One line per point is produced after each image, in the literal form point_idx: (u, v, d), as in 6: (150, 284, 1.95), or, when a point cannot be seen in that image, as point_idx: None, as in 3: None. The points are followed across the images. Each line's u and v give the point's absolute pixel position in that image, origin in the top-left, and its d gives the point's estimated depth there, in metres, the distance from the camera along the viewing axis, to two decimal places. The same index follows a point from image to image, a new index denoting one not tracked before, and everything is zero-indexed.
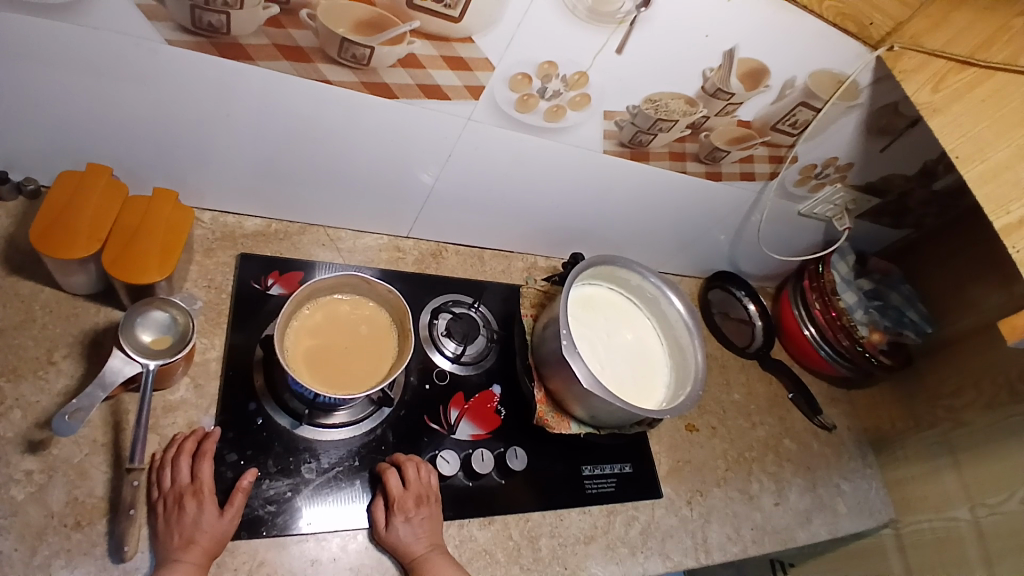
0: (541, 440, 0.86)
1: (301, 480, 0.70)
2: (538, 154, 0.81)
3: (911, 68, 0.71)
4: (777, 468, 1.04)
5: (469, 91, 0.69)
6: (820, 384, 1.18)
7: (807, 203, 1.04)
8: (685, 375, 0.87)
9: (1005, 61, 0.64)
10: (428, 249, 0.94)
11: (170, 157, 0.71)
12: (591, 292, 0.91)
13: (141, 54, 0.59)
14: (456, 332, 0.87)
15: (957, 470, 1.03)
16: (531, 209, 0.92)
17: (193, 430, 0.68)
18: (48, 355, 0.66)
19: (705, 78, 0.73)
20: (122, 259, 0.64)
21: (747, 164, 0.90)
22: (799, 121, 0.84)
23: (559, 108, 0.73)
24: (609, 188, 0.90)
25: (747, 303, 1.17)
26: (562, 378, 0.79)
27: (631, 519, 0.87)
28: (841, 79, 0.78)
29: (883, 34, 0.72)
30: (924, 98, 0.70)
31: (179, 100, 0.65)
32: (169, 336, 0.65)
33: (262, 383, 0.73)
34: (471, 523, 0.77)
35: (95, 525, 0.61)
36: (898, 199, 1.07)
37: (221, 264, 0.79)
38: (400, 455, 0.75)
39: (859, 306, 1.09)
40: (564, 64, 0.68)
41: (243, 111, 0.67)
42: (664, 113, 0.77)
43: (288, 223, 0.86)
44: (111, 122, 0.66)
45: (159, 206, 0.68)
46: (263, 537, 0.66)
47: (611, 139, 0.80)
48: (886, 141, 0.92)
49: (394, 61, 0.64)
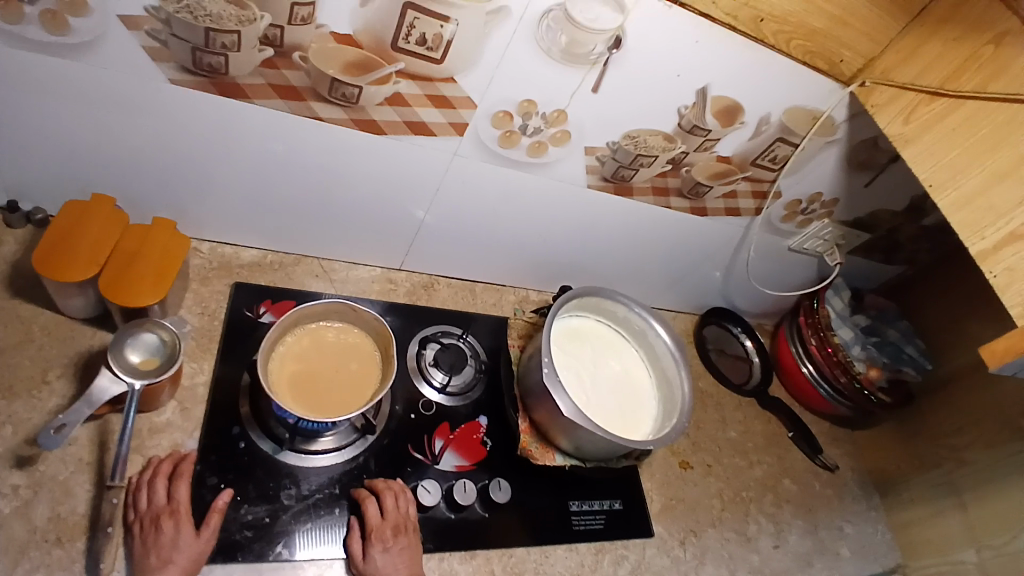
0: (527, 473, 0.85)
1: (280, 507, 0.70)
2: (524, 190, 0.84)
3: (883, 102, 0.75)
4: (775, 509, 1.01)
5: (454, 128, 0.72)
6: (820, 424, 1.16)
7: (797, 238, 1.05)
8: (673, 407, 0.87)
9: (973, 90, 0.65)
10: (420, 281, 0.97)
11: (171, 189, 0.75)
12: (578, 324, 0.92)
13: (148, 92, 0.64)
14: (444, 363, 0.87)
15: (963, 512, 1.00)
16: (519, 243, 0.94)
17: (169, 453, 0.69)
18: (42, 375, 0.68)
19: (680, 114, 0.76)
20: (118, 284, 0.67)
21: (732, 200, 0.93)
22: (778, 155, 0.87)
23: (540, 144, 0.76)
24: (596, 223, 0.92)
25: (744, 339, 1.18)
26: (546, 408, 0.79)
27: (620, 558, 0.85)
28: (817, 114, 0.82)
29: (854, 71, 0.77)
30: (897, 129, 0.72)
31: (177, 134, 0.69)
32: (156, 357, 0.67)
33: (248, 410, 0.75)
34: (452, 556, 0.76)
35: (75, 542, 0.62)
36: (888, 235, 1.08)
37: (216, 293, 0.82)
38: (379, 483, 0.74)
39: (856, 342, 1.08)
40: (543, 102, 0.71)
41: (240, 146, 0.72)
42: (643, 148, 0.80)
43: (284, 254, 0.89)
44: (119, 156, 0.70)
45: (158, 235, 0.72)
46: (240, 562, 0.66)
47: (594, 173, 0.83)
48: (869, 175, 0.94)
49: (382, 99, 0.68)
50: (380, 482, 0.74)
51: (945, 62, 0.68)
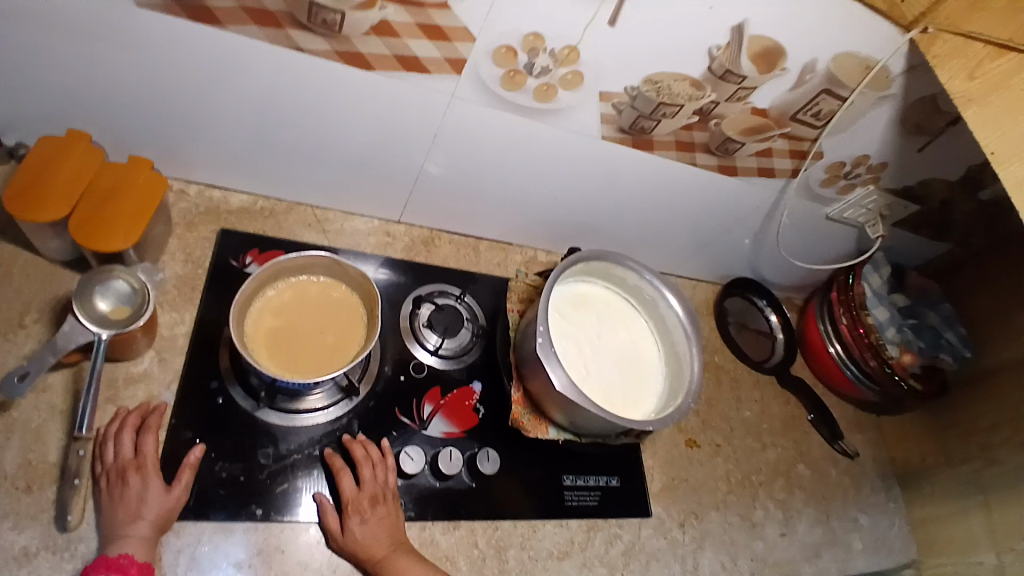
0: (519, 444, 0.80)
1: (255, 465, 0.67)
2: (531, 139, 0.76)
3: (945, 53, 0.64)
4: (786, 495, 0.95)
5: (450, 65, 0.65)
6: (844, 408, 1.08)
7: (836, 207, 0.95)
8: (680, 385, 0.80)
9: None
10: (420, 236, 0.91)
11: (151, 127, 0.70)
12: (584, 290, 0.85)
13: (110, 18, 0.58)
14: (438, 324, 0.83)
15: (986, 514, 0.91)
16: (527, 198, 0.87)
17: (139, 404, 0.66)
18: (18, 319, 0.66)
19: (711, 57, 0.67)
20: (87, 227, 0.63)
21: (765, 158, 0.83)
22: (823, 110, 0.76)
23: (549, 87, 0.68)
24: (611, 180, 0.84)
25: (768, 314, 1.09)
26: (541, 380, 0.74)
27: (613, 538, 0.81)
28: (869, 64, 0.70)
29: (916, 15, 0.65)
30: (959, 86, 0.63)
31: (156, 68, 0.63)
32: (127, 306, 0.64)
33: (226, 364, 0.71)
34: (434, 526, 0.72)
35: (45, 490, 0.60)
36: (941, 207, 0.96)
37: (201, 239, 0.77)
38: (355, 452, 0.70)
39: (890, 324, 0.99)
40: (551, 37, 0.63)
41: (217, 81, 0.65)
42: (667, 95, 0.70)
43: (275, 201, 0.83)
44: (91, 88, 0.65)
45: (133, 175, 0.68)
46: (212, 519, 0.64)
47: (610, 123, 0.74)
48: (925, 139, 0.83)
49: (367, 28, 0.60)
50: (356, 451, 0.70)
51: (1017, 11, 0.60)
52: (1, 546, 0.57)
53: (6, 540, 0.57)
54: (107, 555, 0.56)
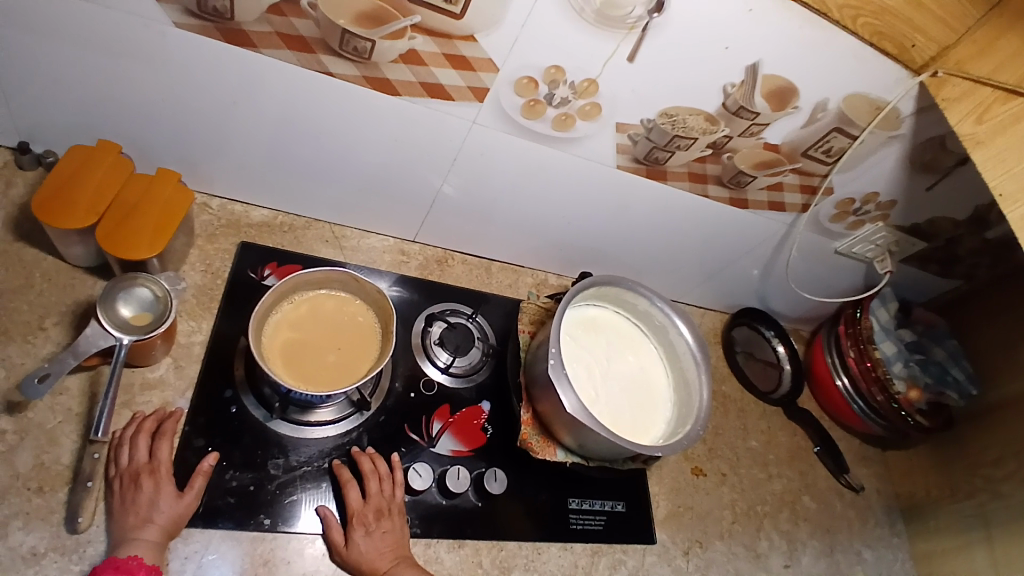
0: (525, 465, 0.81)
1: (266, 476, 0.68)
2: (547, 165, 0.78)
3: (956, 96, 0.66)
4: (791, 527, 0.95)
5: (473, 93, 0.67)
6: (849, 441, 1.08)
7: (846, 241, 0.96)
8: (688, 411, 0.81)
9: None
10: (434, 255, 0.92)
11: (180, 140, 0.73)
12: (594, 314, 0.86)
13: (151, 36, 0.61)
14: (449, 343, 0.84)
15: (989, 548, 0.91)
16: (541, 222, 0.88)
17: (156, 410, 0.67)
18: (39, 322, 0.68)
19: (726, 93, 0.69)
20: (115, 234, 0.65)
21: (776, 192, 0.85)
22: (834, 148, 0.78)
23: (567, 117, 0.70)
24: (623, 208, 0.86)
25: (775, 344, 1.08)
26: (550, 401, 0.75)
27: (617, 563, 0.81)
28: (880, 105, 0.73)
29: (927, 59, 0.67)
30: (967, 129, 0.64)
31: (188, 86, 0.66)
32: (149, 313, 0.65)
33: (242, 373, 0.73)
34: (439, 543, 0.72)
35: (56, 492, 0.61)
36: (948, 245, 0.97)
37: (221, 251, 0.79)
38: (363, 465, 0.71)
39: (897, 358, 0.99)
40: (572, 70, 0.65)
41: (248, 99, 0.68)
42: (682, 129, 0.72)
43: (294, 217, 0.86)
44: (126, 102, 0.68)
45: (161, 186, 0.70)
46: (219, 528, 0.64)
47: (624, 153, 0.76)
48: (934, 178, 0.84)
49: (396, 56, 0.63)
50: (364, 464, 0.70)
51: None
52: (11, 547, 0.58)
53: (15, 540, 0.58)
54: (116, 556, 0.57)
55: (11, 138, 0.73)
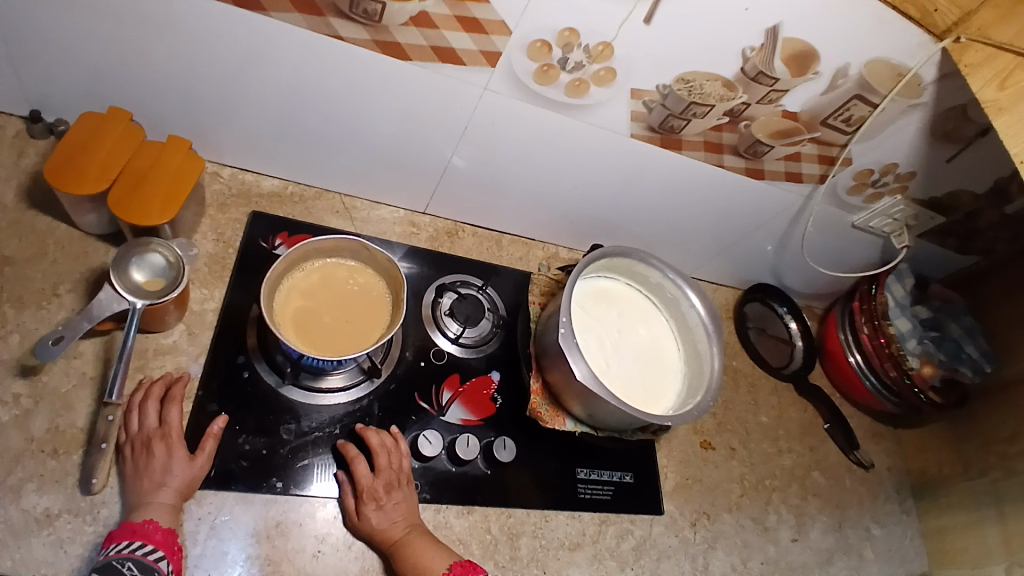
0: (534, 435, 0.81)
1: (278, 440, 0.69)
2: (560, 133, 0.76)
3: (978, 62, 0.63)
4: (800, 501, 0.95)
5: (485, 58, 0.66)
6: (861, 418, 1.07)
7: (863, 214, 0.94)
8: (699, 383, 0.80)
9: None
10: (444, 227, 0.92)
11: (189, 107, 0.72)
12: (605, 286, 0.86)
13: None
14: (459, 314, 0.84)
15: (1001, 525, 0.90)
16: (552, 193, 0.87)
17: (161, 375, 0.68)
18: (53, 289, 0.69)
19: (744, 58, 0.67)
20: (126, 200, 0.65)
21: (793, 162, 0.83)
22: (853, 116, 0.76)
23: (581, 82, 0.69)
24: (636, 179, 0.84)
25: (789, 321, 1.05)
26: (559, 371, 0.75)
27: (625, 532, 0.81)
28: (902, 71, 0.71)
29: (949, 23, 0.65)
30: (990, 95, 0.61)
31: (196, 51, 0.65)
32: (161, 279, 0.65)
33: (254, 341, 0.73)
34: (449, 509, 0.73)
35: (71, 455, 0.62)
36: (969, 220, 0.95)
37: (232, 220, 0.79)
38: (371, 440, 0.70)
39: (912, 335, 0.98)
40: (586, 33, 0.63)
41: (257, 65, 0.67)
42: (698, 95, 0.70)
43: (305, 187, 0.85)
44: (134, 67, 0.67)
45: (171, 153, 0.70)
46: (233, 491, 0.65)
47: (639, 121, 0.74)
48: (957, 148, 0.82)
49: (406, 19, 0.62)
50: (371, 440, 0.70)
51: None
52: (25, 509, 0.59)
53: (29, 502, 0.59)
54: (132, 521, 0.58)
55: (22, 106, 0.73)
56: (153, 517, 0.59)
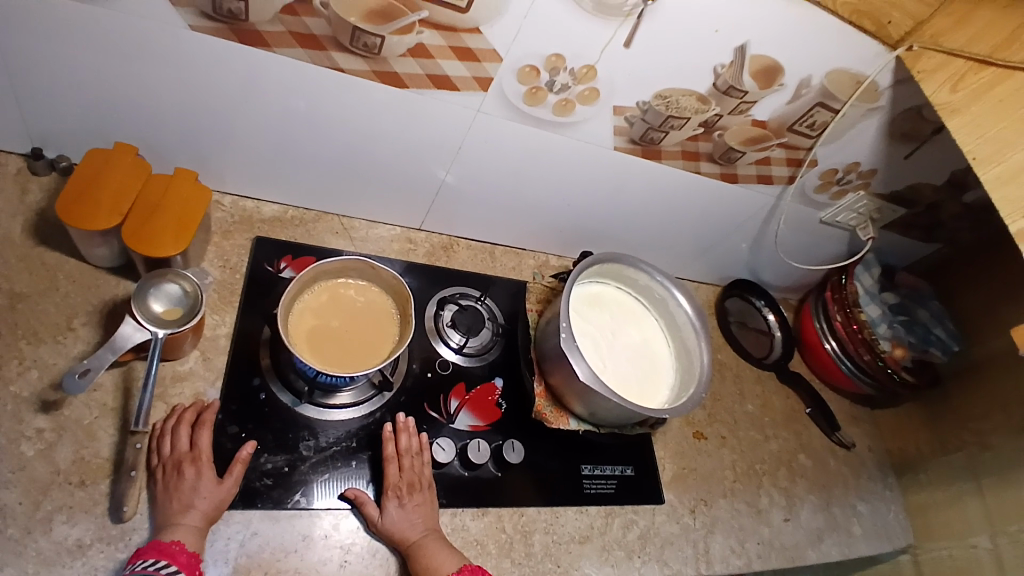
0: (540, 435, 0.85)
1: (298, 457, 0.72)
2: (548, 148, 0.81)
3: (931, 67, 0.71)
4: (790, 483, 1.00)
5: (478, 83, 0.70)
6: (841, 402, 1.14)
7: (830, 210, 1.01)
8: (691, 377, 0.86)
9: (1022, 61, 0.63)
10: (439, 243, 0.96)
11: (193, 138, 0.75)
12: (597, 290, 0.91)
13: (166, 36, 0.63)
14: (461, 324, 0.88)
15: (981, 497, 0.98)
16: (541, 206, 0.92)
17: (194, 402, 0.70)
18: (67, 323, 0.70)
19: (716, 74, 0.73)
20: (140, 232, 0.68)
21: (764, 166, 0.89)
22: (817, 122, 0.83)
23: (568, 102, 0.74)
24: (620, 188, 0.90)
25: (767, 314, 1.15)
26: (561, 373, 0.79)
27: (630, 523, 0.85)
28: (860, 79, 0.77)
29: (902, 34, 0.72)
30: (944, 98, 0.69)
31: (201, 86, 0.68)
32: (179, 308, 0.68)
33: (268, 362, 0.76)
34: (465, 512, 0.77)
35: (98, 484, 0.64)
36: (927, 211, 1.03)
37: (237, 247, 0.82)
38: (398, 444, 0.74)
39: (882, 320, 1.05)
40: (572, 57, 0.68)
41: (260, 95, 0.70)
42: (675, 109, 0.76)
43: (304, 211, 0.89)
44: (139, 101, 0.70)
45: (179, 184, 0.72)
46: (258, 508, 0.68)
47: (622, 135, 0.80)
48: (911, 147, 0.89)
49: (404, 50, 0.66)
50: (399, 442, 0.74)
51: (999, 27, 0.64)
52: (56, 540, 0.60)
53: (60, 534, 0.61)
54: (160, 539, 0.60)
55: (24, 144, 0.75)
56: (181, 538, 0.60)
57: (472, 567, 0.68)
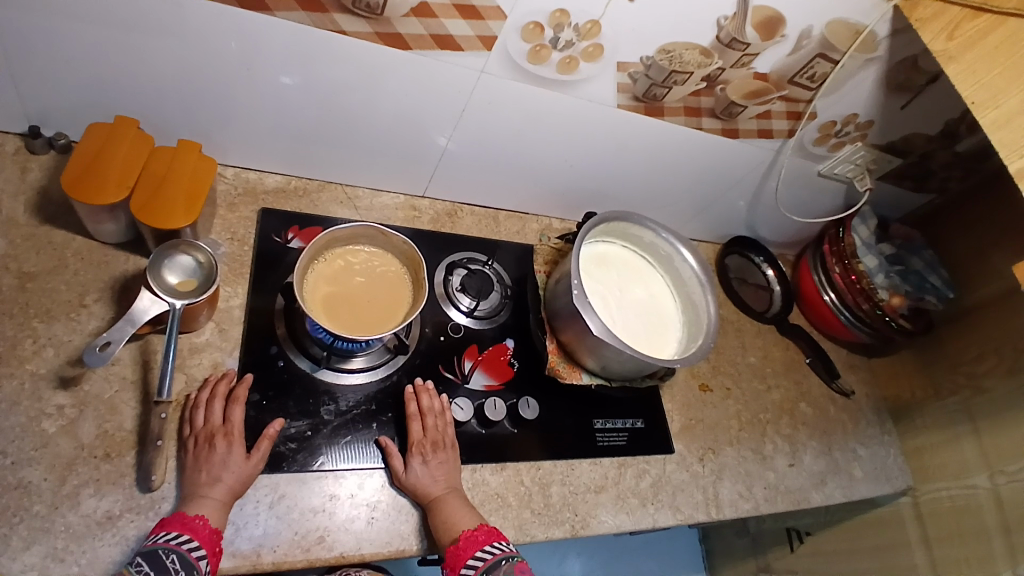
0: (552, 392, 0.88)
1: (321, 421, 0.73)
2: (551, 109, 0.81)
3: (927, 17, 0.71)
4: (792, 431, 1.04)
5: (482, 42, 0.70)
6: (838, 351, 1.18)
7: (828, 163, 1.02)
8: (698, 330, 0.88)
9: (1016, 8, 0.64)
10: (443, 209, 0.97)
11: (192, 111, 0.73)
12: (604, 250, 0.93)
13: (163, 6, 0.61)
14: (471, 288, 0.89)
15: (976, 437, 1.02)
16: (544, 169, 0.93)
17: (221, 373, 0.71)
18: (80, 299, 0.70)
19: (719, 26, 0.73)
20: (149, 205, 0.67)
21: (764, 120, 0.90)
22: (817, 73, 0.83)
23: (571, 60, 0.74)
24: (623, 148, 0.90)
25: (765, 269, 1.17)
26: (574, 330, 0.82)
27: (642, 472, 0.88)
28: (859, 29, 0.78)
29: None
30: (940, 45, 0.69)
31: (199, 56, 0.67)
32: (194, 279, 0.69)
33: (284, 331, 0.77)
34: (483, 468, 0.79)
35: (124, 456, 0.64)
36: (922, 161, 1.04)
37: (243, 218, 0.82)
38: (421, 403, 0.77)
39: (879, 270, 1.07)
40: (576, 13, 0.68)
41: (261, 63, 0.69)
42: (678, 64, 0.76)
43: (307, 181, 0.89)
44: (136, 75, 0.68)
45: (183, 156, 0.72)
46: (284, 472, 0.69)
47: (625, 92, 0.80)
48: (908, 97, 0.90)
49: (407, 10, 0.65)
50: (423, 401, 0.77)
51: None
52: (86, 513, 0.60)
53: (89, 507, 0.61)
54: (185, 513, 0.60)
55: (19, 122, 0.73)
56: (205, 511, 0.61)
57: (489, 527, 0.69)
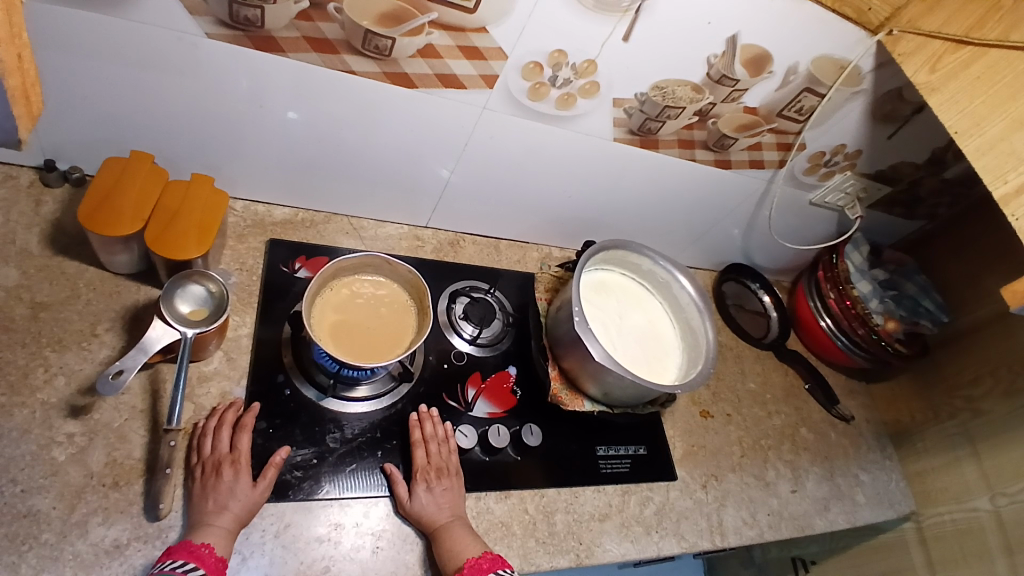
0: (555, 419, 0.89)
1: (326, 449, 0.74)
2: (550, 143, 0.84)
3: (910, 50, 0.74)
4: (793, 456, 1.04)
5: (483, 81, 0.73)
6: (836, 376, 1.19)
7: (819, 192, 1.05)
8: (697, 355, 0.90)
9: (997, 38, 0.65)
10: (445, 239, 0.99)
11: (206, 147, 0.76)
12: (604, 277, 0.95)
13: (183, 47, 0.64)
14: (473, 316, 0.91)
15: (977, 460, 1.02)
16: (545, 200, 0.96)
17: (229, 402, 0.72)
18: (92, 329, 0.72)
19: (709, 64, 0.77)
20: (163, 237, 0.69)
21: (756, 151, 0.93)
22: (804, 107, 0.87)
23: (569, 96, 0.77)
24: (620, 179, 0.93)
25: (762, 295, 1.20)
26: (576, 356, 0.84)
27: (646, 499, 0.88)
28: (844, 64, 0.82)
29: (882, 19, 0.77)
30: (923, 78, 0.72)
31: (214, 94, 0.70)
32: (205, 308, 0.71)
33: (290, 360, 0.78)
34: (488, 495, 0.79)
35: (132, 485, 0.65)
36: (910, 188, 1.08)
37: (252, 249, 0.85)
38: (425, 431, 0.78)
39: (874, 296, 1.09)
40: (573, 53, 0.72)
41: (274, 101, 0.72)
42: (671, 99, 0.80)
43: (314, 213, 0.91)
44: (153, 112, 0.71)
45: (196, 189, 0.74)
46: (290, 500, 0.69)
47: (621, 126, 0.83)
48: (893, 127, 0.94)
49: (413, 51, 0.69)
50: (426, 428, 0.78)
51: (970, 9, 0.67)
52: (93, 542, 0.61)
53: (97, 535, 0.61)
54: (190, 541, 0.60)
55: (36, 157, 0.76)
56: (211, 540, 0.61)
57: (493, 555, 0.68)
